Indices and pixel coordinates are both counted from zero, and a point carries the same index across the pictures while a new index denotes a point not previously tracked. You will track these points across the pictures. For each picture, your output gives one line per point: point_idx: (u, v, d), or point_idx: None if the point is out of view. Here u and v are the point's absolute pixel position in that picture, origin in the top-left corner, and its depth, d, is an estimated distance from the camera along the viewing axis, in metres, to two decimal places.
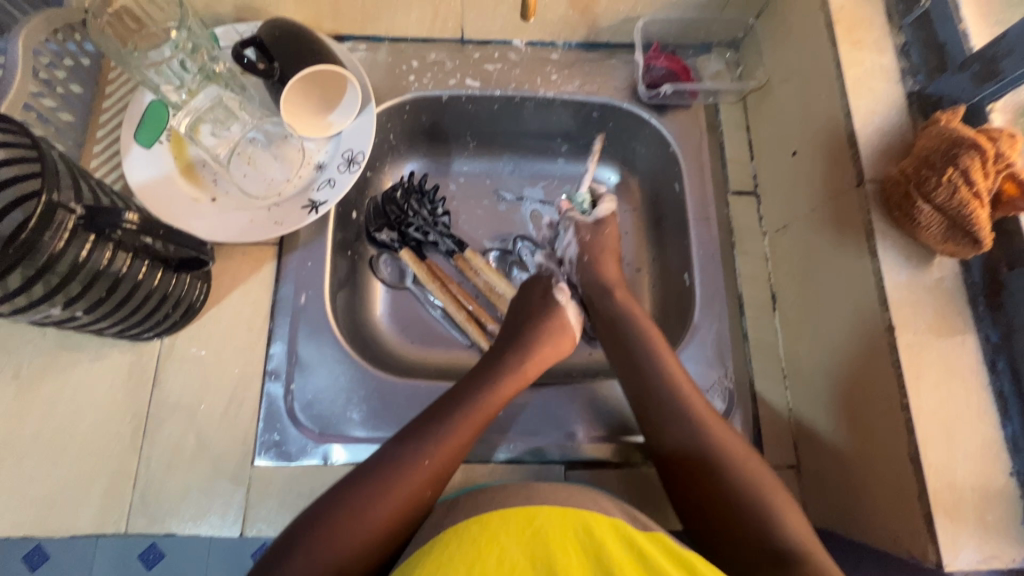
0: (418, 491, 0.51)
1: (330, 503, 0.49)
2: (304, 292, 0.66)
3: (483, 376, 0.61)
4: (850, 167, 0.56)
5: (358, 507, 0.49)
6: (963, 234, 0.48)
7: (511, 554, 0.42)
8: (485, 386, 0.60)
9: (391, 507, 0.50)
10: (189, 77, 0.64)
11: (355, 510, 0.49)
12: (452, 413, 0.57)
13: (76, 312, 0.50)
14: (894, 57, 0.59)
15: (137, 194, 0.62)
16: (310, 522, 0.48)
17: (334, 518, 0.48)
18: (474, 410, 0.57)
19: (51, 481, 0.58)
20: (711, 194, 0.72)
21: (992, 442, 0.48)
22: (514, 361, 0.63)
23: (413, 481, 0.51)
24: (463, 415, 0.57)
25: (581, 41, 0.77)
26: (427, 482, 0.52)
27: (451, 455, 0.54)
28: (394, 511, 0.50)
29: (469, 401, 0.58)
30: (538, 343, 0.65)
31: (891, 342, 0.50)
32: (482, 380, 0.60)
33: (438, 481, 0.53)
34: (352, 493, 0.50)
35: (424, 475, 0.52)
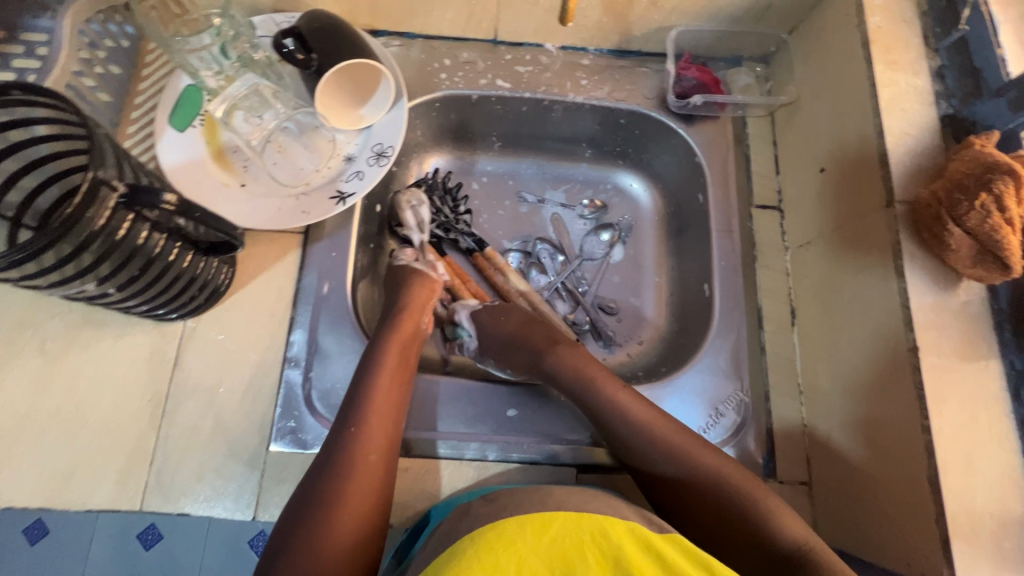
0: (364, 458, 0.53)
1: (313, 487, 0.51)
2: (327, 281, 0.66)
3: (379, 337, 0.62)
4: (880, 187, 0.56)
5: (330, 492, 0.51)
6: (992, 259, 0.49)
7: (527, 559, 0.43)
8: (387, 345, 0.61)
9: (357, 483, 0.52)
10: (227, 64, 0.65)
11: (329, 495, 0.51)
12: (363, 380, 0.58)
13: (108, 290, 0.51)
14: (930, 79, 0.59)
15: (169, 177, 0.62)
16: (298, 508, 0.50)
17: (314, 509, 0.50)
18: (381, 369, 0.59)
19: (69, 454, 0.58)
20: (735, 206, 0.72)
21: (1012, 469, 0.48)
22: (406, 319, 0.64)
23: (359, 453, 0.53)
24: (373, 378, 0.58)
25: (612, 48, 0.78)
26: (370, 451, 0.54)
27: (382, 417, 0.56)
28: (362, 489, 0.52)
29: (372, 360, 0.60)
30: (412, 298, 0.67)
31: (915, 363, 0.50)
32: (382, 340, 0.61)
33: (381, 444, 0.55)
34: (317, 481, 0.52)
35: (365, 445, 0.54)
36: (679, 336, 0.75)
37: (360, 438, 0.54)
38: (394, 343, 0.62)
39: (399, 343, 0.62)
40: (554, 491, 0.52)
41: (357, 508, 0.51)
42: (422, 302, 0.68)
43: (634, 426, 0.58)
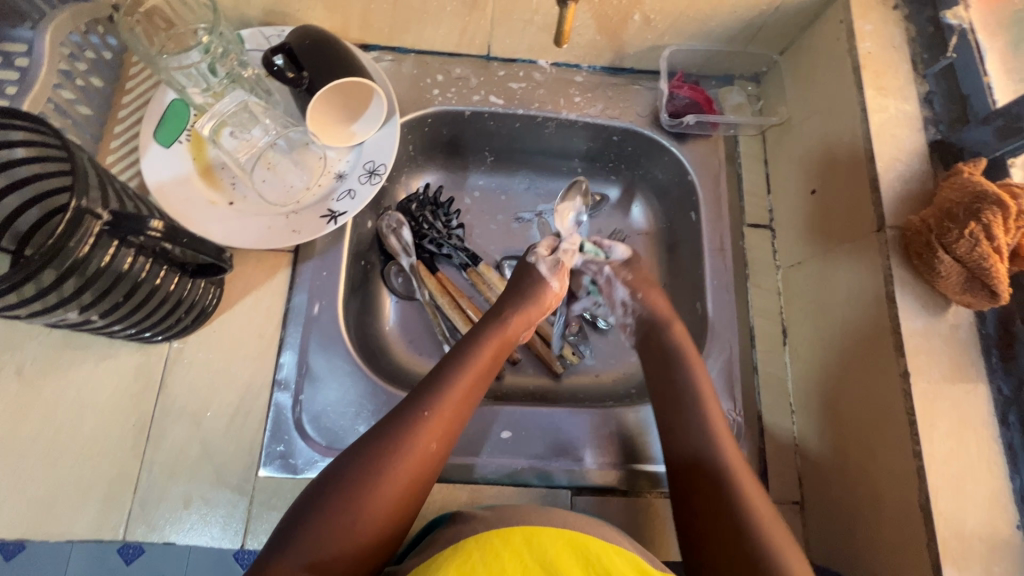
0: (424, 447, 0.53)
1: (358, 460, 0.51)
2: (317, 301, 0.65)
3: (483, 332, 0.62)
4: (871, 211, 0.56)
5: (372, 468, 0.50)
6: (980, 286, 0.49)
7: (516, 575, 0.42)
8: (484, 342, 0.61)
9: (404, 468, 0.51)
10: (215, 81, 0.64)
11: (376, 472, 0.50)
12: (458, 366, 0.58)
13: (92, 316, 0.49)
14: (918, 104, 0.59)
15: (154, 194, 0.61)
16: (333, 482, 0.50)
17: (349, 486, 0.49)
18: (468, 368, 0.58)
19: (49, 483, 0.57)
20: (727, 225, 0.73)
21: (1000, 493, 0.49)
22: (511, 318, 0.64)
23: (422, 437, 0.53)
24: (460, 376, 0.58)
25: (605, 65, 0.77)
26: (432, 437, 0.53)
27: (452, 422, 0.55)
28: (403, 476, 0.51)
29: (462, 367, 0.58)
30: (533, 301, 0.66)
31: (906, 388, 0.51)
32: (479, 337, 0.62)
33: (443, 440, 0.54)
34: (368, 455, 0.51)
35: (431, 430, 0.53)
36: None
37: (428, 426, 0.54)
38: (490, 343, 0.62)
39: (496, 342, 0.62)
40: (551, 515, 0.52)
41: (394, 495, 0.50)
42: (541, 309, 0.66)
43: (700, 421, 0.58)
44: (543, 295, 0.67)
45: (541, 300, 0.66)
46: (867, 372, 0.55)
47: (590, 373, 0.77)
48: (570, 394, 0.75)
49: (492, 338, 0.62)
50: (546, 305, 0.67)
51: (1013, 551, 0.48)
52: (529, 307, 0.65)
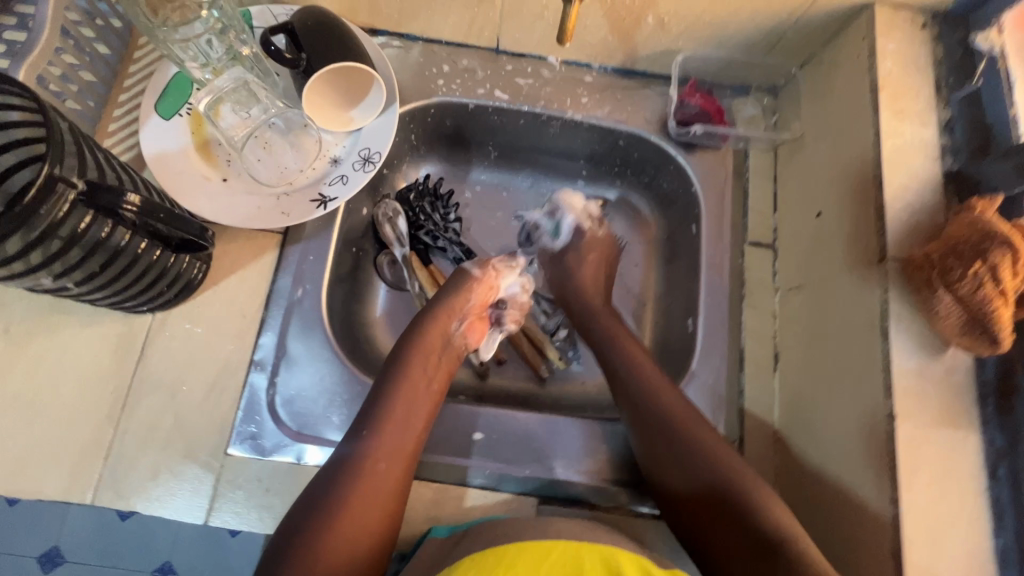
0: (371, 467, 0.53)
1: (322, 492, 0.51)
2: (301, 285, 0.65)
3: (412, 340, 0.63)
4: (874, 241, 0.54)
5: (331, 496, 0.51)
6: (981, 330, 0.46)
7: None
8: (414, 351, 0.62)
9: (362, 492, 0.51)
10: (215, 56, 0.63)
11: (337, 502, 0.50)
12: (391, 380, 0.59)
13: (68, 284, 0.50)
14: (937, 131, 0.56)
15: (150, 165, 0.62)
16: (305, 510, 0.50)
17: (316, 513, 0.50)
18: (401, 381, 0.59)
19: (24, 442, 0.58)
20: (727, 242, 0.70)
21: (982, 550, 0.46)
22: (439, 320, 0.65)
23: (366, 457, 0.53)
24: (394, 391, 0.58)
25: (617, 67, 0.75)
26: (375, 456, 0.53)
27: (396, 436, 0.55)
28: (363, 499, 0.51)
29: (395, 382, 0.59)
30: (452, 295, 0.67)
31: (890, 430, 0.48)
32: (411, 347, 0.62)
33: (390, 454, 0.54)
34: (326, 486, 0.51)
35: (374, 452, 0.54)
36: (659, 367, 0.73)
37: (369, 444, 0.54)
38: (422, 351, 0.62)
39: (428, 349, 0.63)
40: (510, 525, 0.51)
41: (358, 518, 0.50)
42: (466, 302, 0.67)
43: (666, 437, 0.57)
44: (466, 287, 0.67)
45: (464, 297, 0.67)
46: (852, 420, 0.53)
47: (574, 380, 0.76)
48: (552, 399, 0.74)
49: (420, 347, 0.62)
50: (473, 296, 0.67)
51: None
52: (455, 307, 0.66)
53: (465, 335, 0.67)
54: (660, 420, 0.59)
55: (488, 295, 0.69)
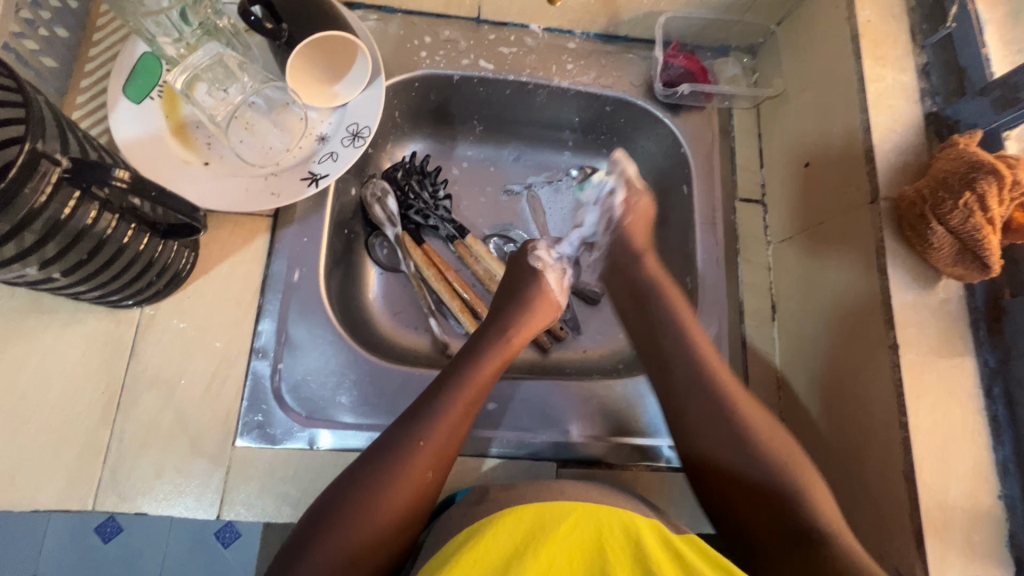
0: (423, 475, 0.50)
1: (367, 474, 0.49)
2: (298, 268, 0.63)
3: (487, 344, 0.59)
4: (865, 183, 0.56)
5: (373, 498, 0.48)
6: (972, 258, 0.49)
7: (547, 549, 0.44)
8: (487, 358, 0.58)
9: (407, 496, 0.49)
10: (188, 31, 0.59)
11: (380, 488, 0.48)
12: (459, 377, 0.55)
13: (53, 274, 0.47)
14: (914, 76, 0.59)
15: (123, 153, 0.58)
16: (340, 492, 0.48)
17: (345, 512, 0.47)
18: (466, 389, 0.55)
19: (11, 452, 0.54)
20: (719, 199, 0.72)
21: (983, 463, 0.50)
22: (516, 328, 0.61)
23: (423, 465, 0.50)
24: (460, 390, 0.54)
25: (599, 32, 0.75)
26: (429, 464, 0.50)
27: (452, 449, 0.53)
28: (400, 502, 0.48)
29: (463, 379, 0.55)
30: (535, 309, 0.64)
31: (894, 359, 0.51)
32: (482, 349, 0.59)
33: (443, 466, 0.52)
34: (368, 483, 0.48)
35: (431, 453, 0.51)
36: None
37: (424, 446, 0.51)
38: (494, 355, 0.58)
39: (499, 358, 0.59)
40: (563, 482, 0.52)
41: (398, 514, 0.48)
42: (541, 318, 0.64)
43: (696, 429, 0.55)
44: (548, 301, 0.65)
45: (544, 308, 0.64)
46: (857, 359, 0.55)
47: (577, 348, 0.75)
48: (556, 367, 0.74)
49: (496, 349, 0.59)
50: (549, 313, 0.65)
51: (993, 520, 0.48)
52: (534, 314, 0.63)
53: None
54: (702, 402, 0.56)
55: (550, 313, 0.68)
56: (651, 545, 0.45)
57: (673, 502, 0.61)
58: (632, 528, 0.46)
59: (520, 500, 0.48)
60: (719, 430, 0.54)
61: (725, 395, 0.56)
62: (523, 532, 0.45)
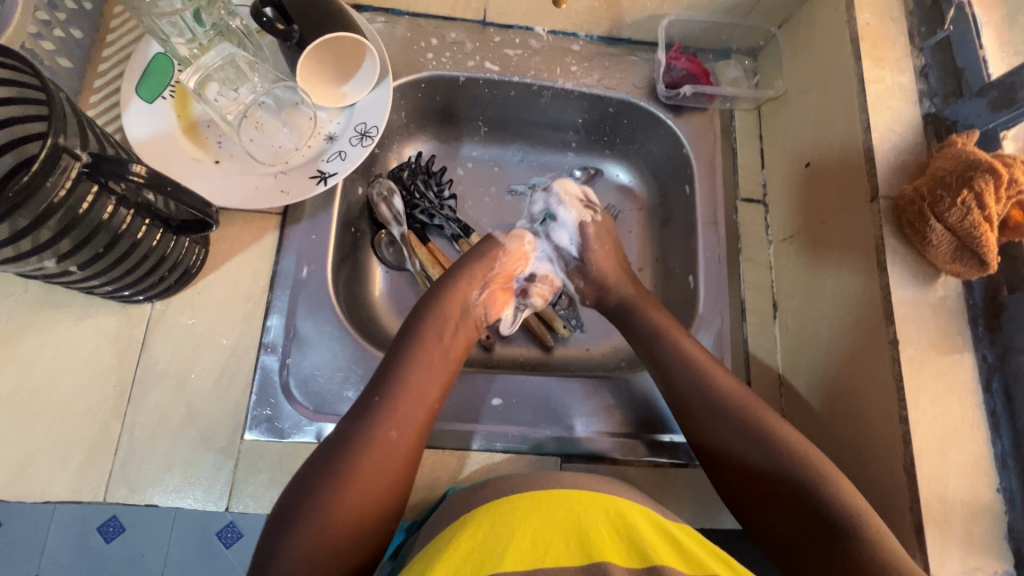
0: (382, 434, 0.51)
1: (329, 444, 0.51)
2: (306, 264, 0.64)
3: (432, 305, 0.61)
4: (865, 182, 0.57)
5: (342, 463, 0.49)
6: (970, 255, 0.50)
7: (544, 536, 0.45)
8: (431, 318, 0.60)
9: (375, 459, 0.50)
10: (201, 31, 0.60)
11: (340, 454, 0.50)
12: (405, 342, 0.58)
13: (69, 268, 0.48)
14: (913, 77, 0.60)
15: (137, 151, 0.59)
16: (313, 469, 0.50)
17: (324, 483, 0.48)
18: (412, 351, 0.57)
19: (24, 444, 0.55)
20: (721, 199, 0.72)
21: (982, 457, 0.50)
22: (460, 287, 0.63)
23: (381, 423, 0.52)
24: (407, 353, 0.57)
25: (603, 35, 0.77)
26: (387, 425, 0.52)
27: (409, 406, 0.54)
28: (373, 470, 0.50)
29: (408, 344, 0.58)
30: (476, 264, 0.65)
31: (894, 355, 0.52)
32: (427, 313, 0.61)
33: (405, 424, 0.53)
34: (336, 449, 0.50)
35: (386, 416, 0.52)
36: None
37: (378, 409, 0.53)
38: (439, 316, 0.60)
39: (446, 317, 0.61)
40: (561, 472, 0.52)
41: (371, 479, 0.49)
42: (489, 272, 0.65)
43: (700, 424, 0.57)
44: (490, 255, 0.65)
45: (488, 261, 0.65)
46: (858, 355, 0.56)
47: (580, 346, 0.76)
48: (560, 365, 0.74)
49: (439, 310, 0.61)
50: (500, 267, 0.66)
51: (992, 513, 0.49)
52: (477, 269, 0.64)
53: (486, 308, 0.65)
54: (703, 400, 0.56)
55: (516, 267, 0.67)
56: (651, 536, 0.46)
57: (676, 498, 0.62)
58: (630, 521, 0.47)
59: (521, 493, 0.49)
60: (720, 423, 0.56)
61: (725, 391, 0.57)
62: (519, 519, 0.46)
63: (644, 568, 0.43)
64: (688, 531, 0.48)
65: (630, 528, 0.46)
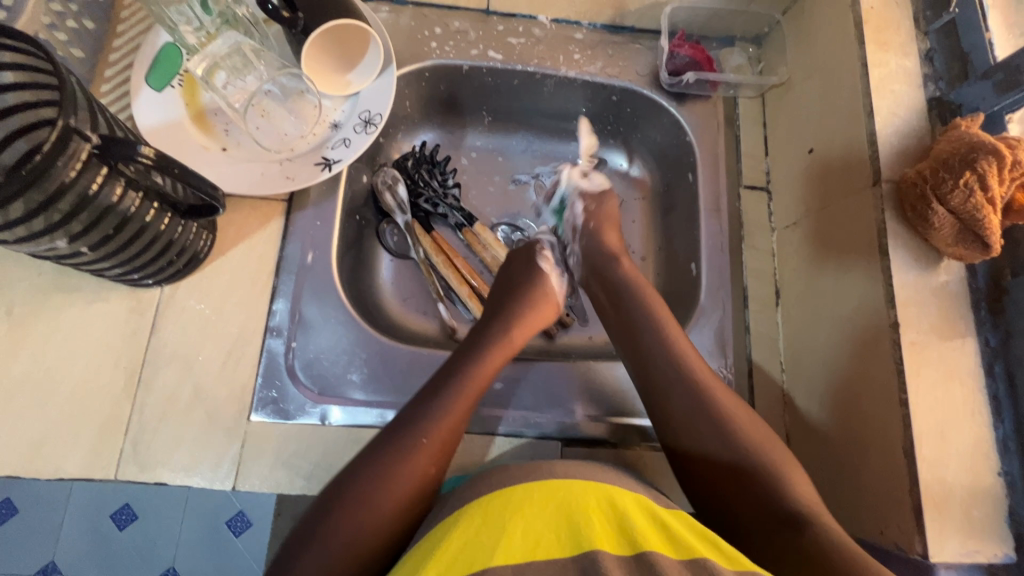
0: (425, 471, 0.51)
1: (367, 460, 0.50)
2: (311, 250, 0.65)
3: (489, 345, 0.61)
4: (867, 166, 0.57)
5: (381, 490, 0.48)
6: (973, 238, 0.50)
7: (536, 524, 0.45)
8: (488, 357, 0.59)
9: (409, 494, 0.49)
10: (209, 20, 0.62)
11: (383, 473, 0.49)
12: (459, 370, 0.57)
13: (81, 249, 0.49)
14: (918, 61, 0.59)
15: (146, 137, 0.60)
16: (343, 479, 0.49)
17: (357, 501, 0.48)
18: (468, 382, 0.56)
19: (38, 424, 0.56)
20: (723, 186, 0.72)
21: (984, 441, 0.50)
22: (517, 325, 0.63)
23: (423, 461, 0.51)
24: (464, 384, 0.56)
25: (606, 23, 0.77)
26: (433, 458, 0.51)
27: (450, 445, 0.53)
28: (405, 493, 0.49)
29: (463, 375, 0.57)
30: (531, 312, 0.65)
31: (895, 338, 0.51)
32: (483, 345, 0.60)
33: (443, 461, 0.53)
34: (372, 471, 0.49)
35: (432, 448, 0.52)
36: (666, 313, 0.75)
37: (424, 435, 0.52)
38: (494, 350, 0.60)
39: (500, 351, 0.61)
40: (556, 462, 0.53)
41: (401, 504, 0.49)
42: (540, 318, 0.66)
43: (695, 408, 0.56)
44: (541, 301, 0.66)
45: (542, 306, 0.66)
46: (858, 342, 0.55)
47: (582, 334, 0.76)
48: (561, 353, 0.75)
49: (498, 343, 0.61)
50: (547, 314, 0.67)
51: (993, 496, 0.49)
52: (534, 311, 0.65)
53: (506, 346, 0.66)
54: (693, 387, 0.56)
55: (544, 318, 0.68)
56: (641, 523, 0.46)
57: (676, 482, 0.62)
58: (619, 508, 0.47)
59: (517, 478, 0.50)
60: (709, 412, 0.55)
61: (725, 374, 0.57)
62: (515, 505, 0.46)
63: (632, 556, 0.44)
64: (678, 516, 0.48)
65: (617, 515, 0.47)
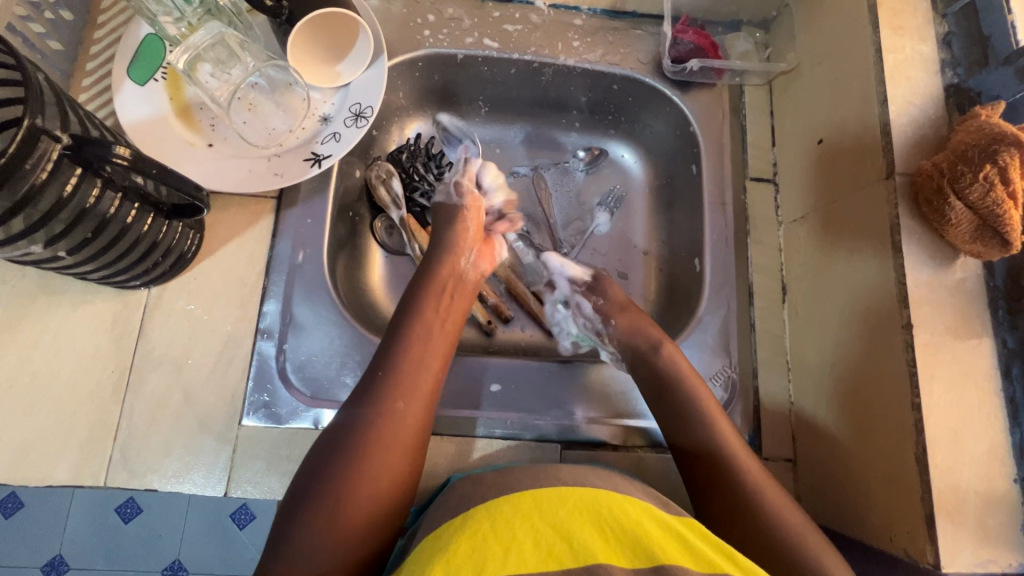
0: (393, 407, 0.50)
1: (337, 436, 0.49)
2: (302, 249, 0.63)
3: (422, 276, 0.61)
4: (880, 158, 0.54)
5: (356, 442, 0.48)
6: (992, 234, 0.47)
7: (546, 532, 0.44)
8: (427, 286, 0.59)
9: (386, 437, 0.49)
10: (190, 10, 0.59)
11: (352, 446, 0.48)
12: (405, 315, 0.57)
13: (59, 253, 0.47)
14: (936, 46, 0.56)
15: (129, 135, 0.58)
16: (318, 460, 0.48)
17: (329, 484, 0.46)
18: (415, 325, 0.56)
19: (25, 430, 0.55)
20: (728, 179, 0.70)
21: (999, 446, 0.48)
22: (448, 257, 0.62)
23: (390, 400, 0.51)
24: (410, 326, 0.56)
25: (606, 8, 0.74)
26: (403, 407, 0.51)
27: (418, 374, 0.53)
28: (384, 466, 0.48)
29: (409, 320, 0.56)
30: (454, 229, 0.64)
31: (908, 339, 0.49)
32: (422, 288, 0.59)
33: (414, 395, 0.52)
34: (341, 437, 0.49)
35: (396, 398, 0.51)
36: (669, 310, 0.73)
37: (385, 386, 0.51)
38: (434, 288, 0.60)
39: (441, 286, 0.60)
40: (560, 467, 0.51)
41: (380, 471, 0.48)
42: (467, 237, 0.64)
43: (691, 413, 0.55)
44: (458, 218, 0.65)
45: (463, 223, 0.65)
46: (870, 340, 0.53)
47: None
48: (561, 351, 0.73)
49: (435, 282, 0.60)
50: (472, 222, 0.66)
51: (1008, 503, 0.47)
52: (457, 233, 0.64)
53: (475, 267, 0.64)
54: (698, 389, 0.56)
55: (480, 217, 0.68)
56: (655, 533, 0.45)
57: (679, 486, 0.60)
58: (632, 517, 0.45)
59: (518, 486, 0.48)
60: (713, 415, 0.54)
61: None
62: (521, 514, 0.45)
63: (650, 569, 0.42)
64: (690, 527, 0.46)
65: (629, 525, 0.45)
